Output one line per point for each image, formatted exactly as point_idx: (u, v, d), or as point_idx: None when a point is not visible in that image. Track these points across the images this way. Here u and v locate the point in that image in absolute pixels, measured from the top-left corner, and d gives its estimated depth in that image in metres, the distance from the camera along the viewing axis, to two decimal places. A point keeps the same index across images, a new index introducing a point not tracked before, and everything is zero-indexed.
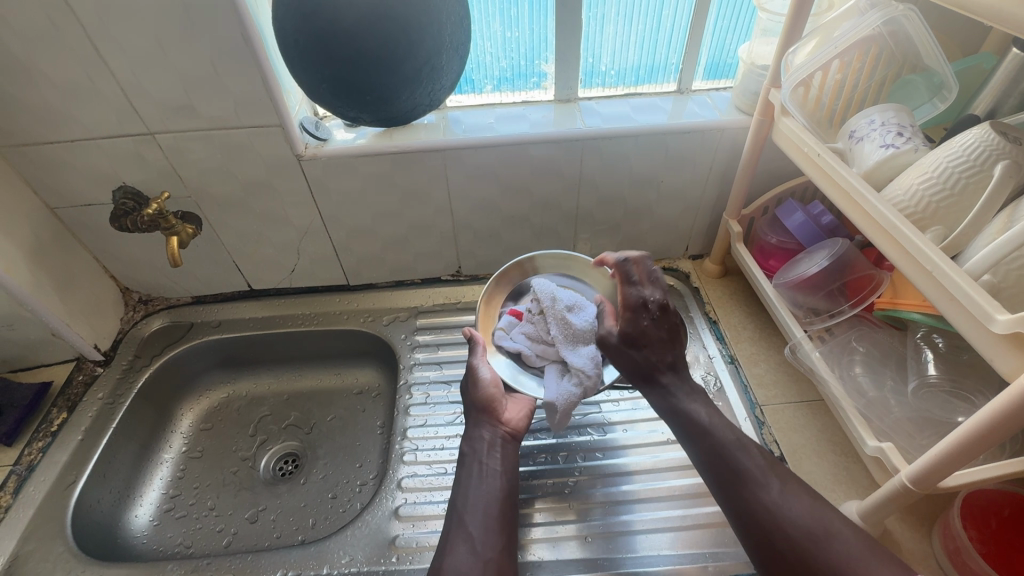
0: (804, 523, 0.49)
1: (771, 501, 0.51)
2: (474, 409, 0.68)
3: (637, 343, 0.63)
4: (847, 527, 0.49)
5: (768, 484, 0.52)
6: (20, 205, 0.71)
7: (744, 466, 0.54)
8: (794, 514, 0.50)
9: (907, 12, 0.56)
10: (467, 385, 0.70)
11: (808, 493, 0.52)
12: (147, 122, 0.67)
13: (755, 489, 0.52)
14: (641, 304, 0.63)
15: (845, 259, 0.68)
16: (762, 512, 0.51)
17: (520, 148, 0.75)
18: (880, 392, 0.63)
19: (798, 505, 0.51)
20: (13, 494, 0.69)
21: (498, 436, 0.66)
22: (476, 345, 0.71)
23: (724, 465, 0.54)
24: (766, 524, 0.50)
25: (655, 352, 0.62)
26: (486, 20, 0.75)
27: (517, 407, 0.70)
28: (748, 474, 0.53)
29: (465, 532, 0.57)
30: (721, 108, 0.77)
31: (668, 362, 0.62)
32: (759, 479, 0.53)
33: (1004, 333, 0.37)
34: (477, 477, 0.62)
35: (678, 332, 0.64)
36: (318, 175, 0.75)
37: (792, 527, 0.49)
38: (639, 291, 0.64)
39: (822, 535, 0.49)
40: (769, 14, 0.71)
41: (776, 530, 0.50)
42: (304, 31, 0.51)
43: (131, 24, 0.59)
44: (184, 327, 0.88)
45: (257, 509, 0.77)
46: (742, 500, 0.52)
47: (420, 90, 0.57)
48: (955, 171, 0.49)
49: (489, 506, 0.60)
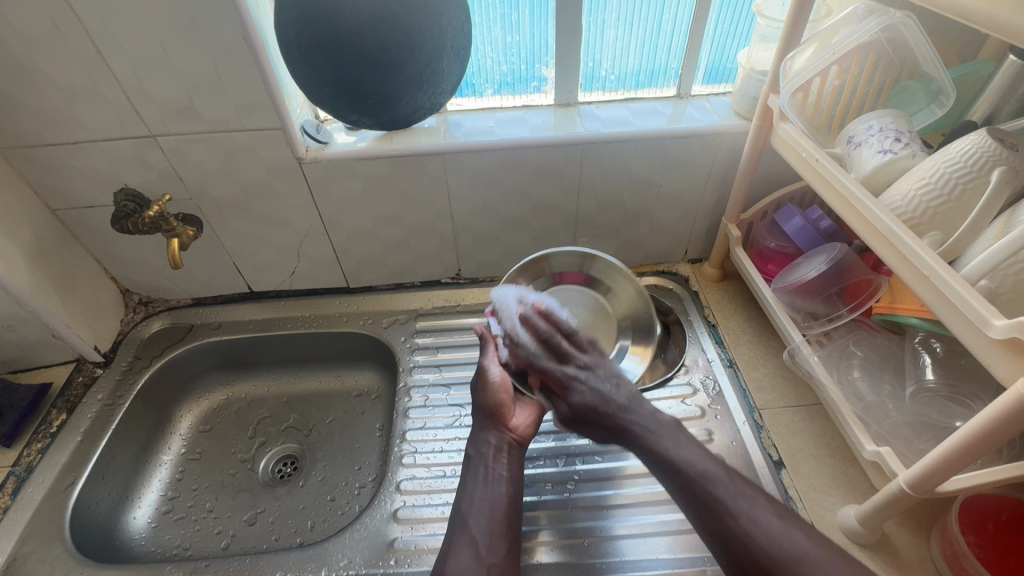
0: (772, 548, 0.48)
1: (742, 527, 0.49)
2: (482, 412, 0.68)
3: (586, 411, 0.62)
4: (812, 544, 0.48)
5: (737, 511, 0.50)
6: (22, 206, 0.71)
7: (715, 496, 0.52)
8: (764, 539, 0.48)
9: (905, 19, 0.56)
10: (478, 387, 0.70)
11: (778, 512, 0.50)
12: (149, 124, 0.67)
13: (726, 520, 0.50)
14: (566, 375, 0.64)
15: (845, 263, 0.68)
16: (733, 539, 0.49)
17: (520, 152, 0.75)
18: (879, 396, 0.63)
19: (774, 530, 0.49)
20: (11, 495, 0.69)
21: (505, 442, 0.66)
22: (488, 345, 0.72)
23: (695, 497, 0.52)
24: (737, 552, 0.49)
25: (605, 408, 0.61)
26: (486, 25, 0.75)
27: (525, 413, 0.70)
28: (718, 505, 0.51)
29: (468, 534, 0.57)
30: (720, 113, 0.78)
31: (621, 406, 0.60)
32: (730, 505, 0.51)
33: (1001, 338, 0.37)
34: (483, 481, 0.62)
35: (619, 383, 0.63)
36: (318, 178, 0.75)
37: (761, 552, 0.48)
38: (557, 367, 0.65)
39: (791, 561, 0.47)
40: (768, 20, 0.72)
41: (746, 557, 0.48)
42: (306, 35, 0.51)
43: (134, 27, 0.59)
44: (184, 328, 0.89)
45: (255, 511, 0.77)
46: (715, 529, 0.51)
47: (421, 93, 0.57)
48: (953, 177, 0.49)
49: (494, 511, 0.60)
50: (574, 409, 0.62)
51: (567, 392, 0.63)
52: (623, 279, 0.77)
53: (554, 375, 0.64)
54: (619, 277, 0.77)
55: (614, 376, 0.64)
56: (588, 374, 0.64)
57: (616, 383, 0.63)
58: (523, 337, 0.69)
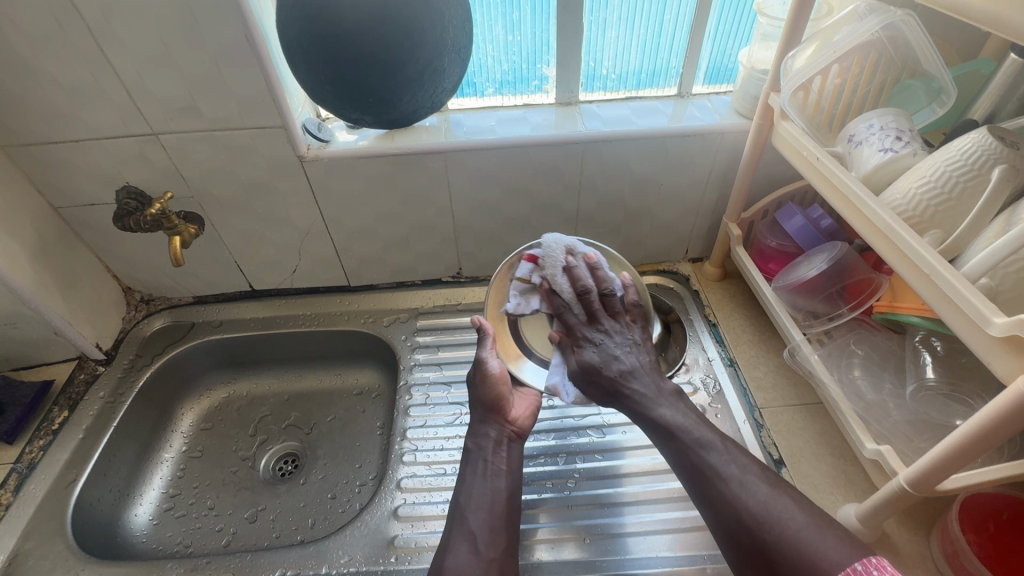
0: (758, 510, 0.48)
1: (730, 491, 0.50)
2: (482, 405, 0.68)
3: (591, 371, 0.63)
4: (801, 512, 0.48)
5: (728, 475, 0.51)
6: (24, 204, 0.71)
7: (706, 461, 0.53)
8: (753, 502, 0.49)
9: (906, 17, 0.56)
10: (476, 378, 0.70)
11: (768, 479, 0.51)
12: (151, 123, 0.68)
13: (716, 482, 0.52)
14: (583, 334, 0.65)
15: (844, 262, 0.68)
16: (722, 502, 0.50)
17: (521, 150, 0.75)
18: (879, 395, 0.63)
19: (765, 495, 0.49)
20: (13, 492, 0.69)
21: (504, 436, 0.67)
22: (484, 337, 0.70)
23: (688, 461, 0.54)
24: (725, 513, 0.50)
25: (610, 372, 0.62)
26: (488, 24, 0.75)
27: (523, 403, 0.71)
28: (710, 469, 0.52)
29: (467, 530, 0.58)
30: (721, 112, 0.78)
31: (629, 374, 0.61)
32: (723, 470, 0.52)
33: (1000, 336, 0.37)
34: (482, 475, 0.63)
35: (634, 352, 0.64)
36: (320, 176, 0.75)
37: (748, 514, 0.49)
38: (580, 323, 0.66)
39: (778, 523, 0.47)
40: (770, 19, 0.72)
41: (733, 520, 0.49)
42: (309, 34, 0.51)
43: (136, 25, 0.59)
44: (185, 327, 0.89)
45: (256, 509, 0.77)
46: (705, 492, 0.52)
47: (422, 92, 0.57)
48: (953, 175, 0.49)
49: (493, 504, 0.60)
50: (580, 366, 0.63)
51: (579, 349, 0.64)
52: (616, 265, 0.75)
53: (572, 330, 0.65)
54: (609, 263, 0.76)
55: (632, 344, 0.64)
56: (605, 338, 0.64)
57: (630, 351, 0.63)
58: (562, 285, 0.68)
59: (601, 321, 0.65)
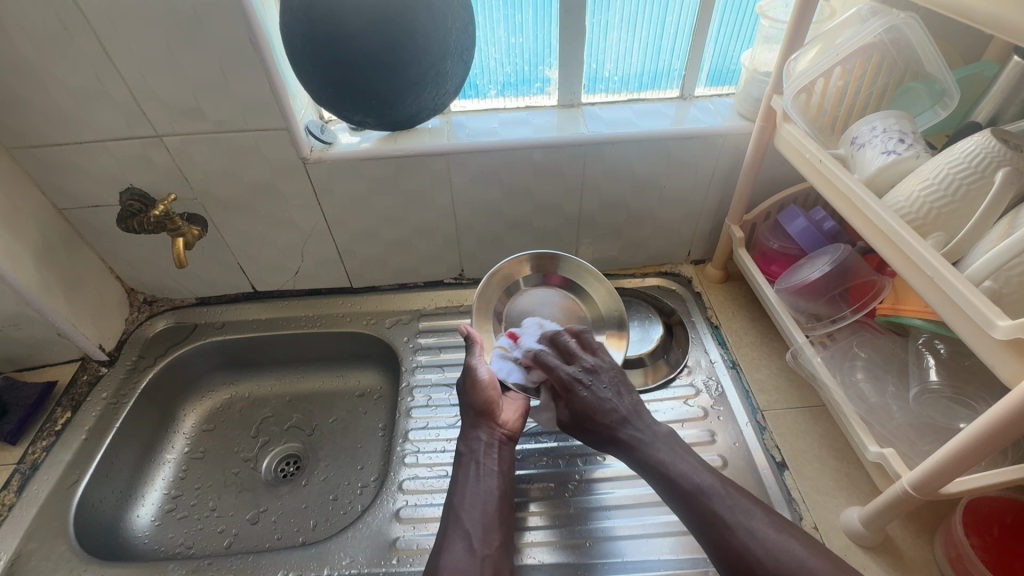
0: (769, 559, 0.49)
1: (738, 538, 0.51)
2: (472, 409, 0.68)
3: (585, 416, 0.62)
4: (806, 551, 0.49)
5: (734, 522, 0.52)
6: (29, 205, 0.72)
7: (710, 507, 0.53)
8: (761, 547, 0.50)
9: (908, 20, 0.57)
10: (465, 385, 0.69)
11: (774, 522, 0.52)
12: (155, 124, 0.68)
13: (722, 529, 0.52)
14: (570, 377, 0.63)
15: (848, 264, 0.67)
16: (729, 548, 0.51)
17: (523, 152, 0.75)
18: (882, 397, 0.63)
19: (770, 534, 0.51)
20: (16, 492, 0.69)
21: (496, 438, 0.66)
22: (472, 345, 0.71)
23: (694, 508, 0.54)
24: (731, 558, 0.51)
25: (604, 416, 0.61)
26: (490, 26, 0.75)
27: (511, 407, 0.71)
28: (716, 516, 0.52)
29: (462, 528, 0.58)
30: (723, 114, 0.78)
31: (622, 417, 0.61)
32: (729, 518, 0.52)
33: (1005, 339, 0.37)
34: (475, 477, 0.63)
35: (622, 392, 0.63)
36: (323, 178, 0.75)
37: (754, 558, 0.50)
38: (562, 368, 0.65)
39: (789, 569, 0.48)
40: (772, 22, 0.71)
41: (740, 563, 0.50)
42: (312, 35, 0.52)
43: (141, 28, 0.59)
44: (188, 328, 0.89)
45: (258, 510, 0.77)
46: (712, 539, 0.52)
47: (425, 93, 0.57)
48: (956, 178, 0.49)
49: (487, 505, 0.60)
50: (573, 413, 0.62)
51: (568, 394, 0.63)
52: (593, 280, 0.79)
53: (557, 374, 0.64)
54: (588, 278, 0.80)
55: (619, 383, 0.64)
56: (593, 381, 0.64)
57: (619, 392, 0.63)
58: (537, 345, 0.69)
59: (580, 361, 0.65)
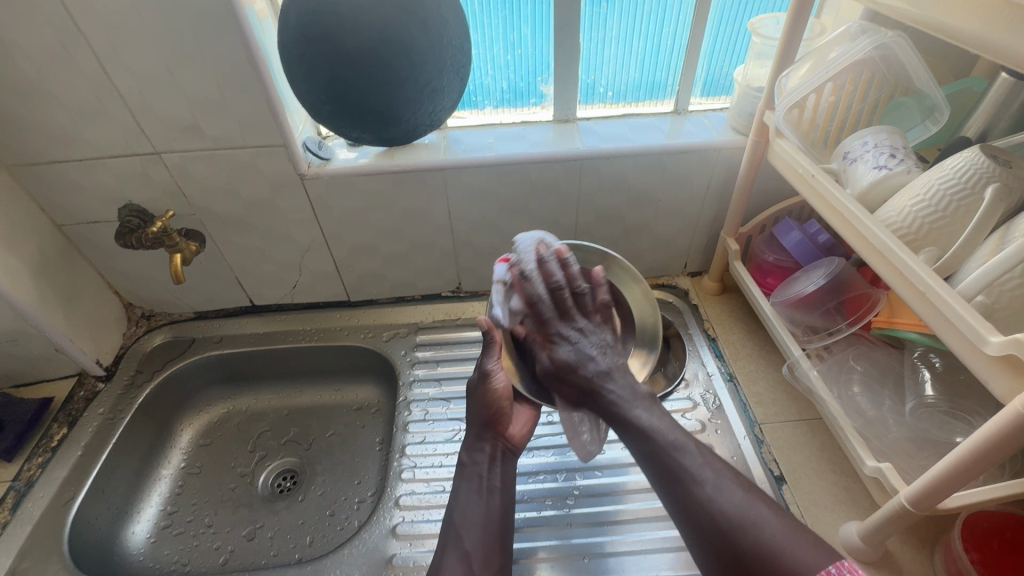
0: (734, 513, 0.44)
1: (705, 494, 0.45)
2: (480, 419, 0.66)
3: (564, 370, 0.56)
4: (775, 514, 0.44)
5: (703, 478, 0.46)
6: (28, 221, 0.72)
7: (681, 464, 0.47)
8: (728, 507, 0.44)
9: (896, 38, 0.57)
10: (477, 393, 0.67)
11: (743, 483, 0.46)
12: (154, 142, 0.69)
13: (690, 484, 0.46)
14: (558, 330, 0.57)
15: (843, 277, 0.68)
16: (696, 505, 0.45)
17: (519, 167, 0.76)
18: (879, 411, 0.63)
19: (716, 495, 0.45)
20: (11, 510, 0.69)
21: (498, 450, 0.66)
22: (490, 347, 0.65)
23: (660, 465, 0.48)
24: (699, 519, 0.45)
25: (584, 369, 0.55)
26: (488, 43, 0.76)
27: (521, 420, 0.70)
28: (682, 473, 0.47)
29: (460, 549, 0.57)
30: (718, 128, 0.78)
31: (600, 372, 0.54)
32: (694, 472, 0.47)
33: (997, 355, 0.37)
34: (476, 492, 0.62)
35: (608, 350, 0.57)
36: (321, 193, 0.76)
37: (724, 518, 0.44)
38: (553, 320, 0.58)
39: (750, 526, 0.43)
40: (763, 39, 0.72)
41: (708, 524, 0.44)
42: (308, 55, 0.52)
43: (141, 49, 0.60)
44: (185, 342, 0.89)
45: (254, 526, 0.77)
46: (679, 498, 0.46)
47: (421, 108, 0.58)
48: (946, 193, 0.49)
49: (488, 523, 0.60)
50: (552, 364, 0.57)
51: (551, 346, 0.57)
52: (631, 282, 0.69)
53: (549, 325, 0.58)
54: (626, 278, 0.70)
55: (607, 345, 0.57)
56: (582, 336, 0.57)
57: (605, 351, 0.57)
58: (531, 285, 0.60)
59: (578, 321, 0.58)
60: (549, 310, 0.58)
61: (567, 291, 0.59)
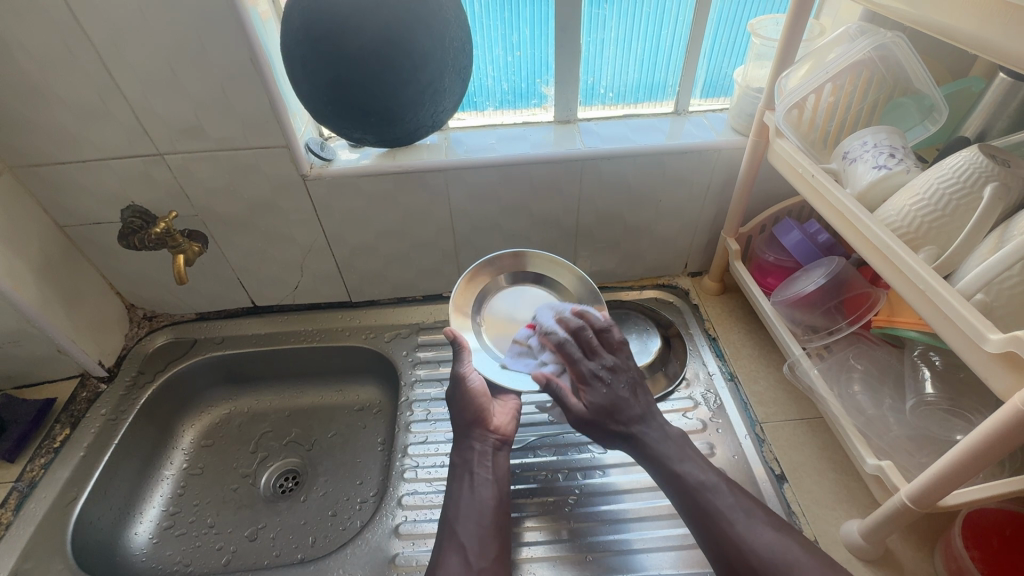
0: (766, 553, 0.51)
1: (738, 533, 0.52)
2: (464, 420, 0.68)
3: (603, 412, 0.61)
4: (806, 555, 0.50)
5: (734, 519, 0.53)
6: (31, 222, 0.72)
7: (713, 504, 0.54)
8: (759, 545, 0.51)
9: (895, 38, 0.58)
10: (455, 395, 0.69)
11: (773, 523, 0.53)
12: (157, 143, 0.69)
13: (722, 524, 0.53)
14: (591, 369, 0.63)
15: (842, 277, 0.68)
16: (730, 544, 0.52)
17: (520, 167, 0.76)
18: (879, 409, 0.63)
19: (746, 535, 0.52)
20: (14, 510, 0.69)
21: (489, 446, 0.67)
22: (461, 349, 0.68)
23: (694, 504, 0.55)
24: (731, 556, 0.52)
25: (620, 412, 0.61)
26: (488, 45, 0.77)
27: (504, 412, 0.71)
28: (715, 511, 0.54)
29: (457, 543, 0.58)
30: (718, 128, 0.79)
31: (637, 414, 0.62)
32: (728, 515, 0.53)
33: (997, 352, 0.38)
34: (468, 487, 0.63)
35: (636, 390, 0.64)
36: (323, 194, 0.76)
37: (755, 557, 0.51)
38: (583, 362, 0.64)
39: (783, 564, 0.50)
40: (762, 40, 0.72)
41: (741, 561, 0.51)
42: (312, 57, 0.53)
43: (144, 51, 0.61)
44: (187, 343, 0.89)
45: (257, 527, 0.77)
46: (713, 536, 0.53)
47: (423, 110, 0.59)
48: (946, 193, 0.50)
49: (482, 515, 0.61)
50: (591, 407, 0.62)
51: (586, 387, 0.63)
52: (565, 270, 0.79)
53: (579, 366, 0.64)
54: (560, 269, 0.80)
55: (634, 382, 0.64)
56: (612, 375, 0.64)
57: (635, 390, 0.63)
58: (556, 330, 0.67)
59: (604, 357, 0.65)
60: (574, 353, 0.65)
61: (590, 332, 0.66)
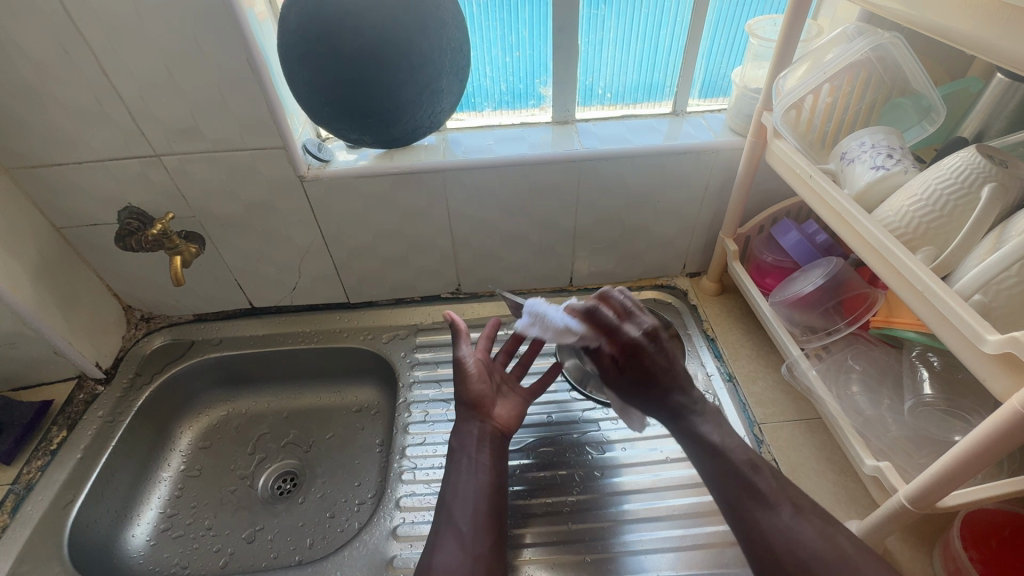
0: (815, 543, 0.49)
1: (782, 521, 0.51)
2: (465, 403, 0.68)
3: (647, 376, 0.63)
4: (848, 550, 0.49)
5: (778, 506, 0.52)
6: (28, 223, 0.72)
7: (757, 485, 0.54)
8: (808, 536, 0.50)
9: (893, 39, 0.58)
10: (459, 376, 0.69)
11: (823, 516, 0.51)
12: (154, 145, 0.69)
13: (762, 508, 0.52)
14: (635, 335, 0.63)
15: (841, 277, 0.68)
16: (776, 530, 0.51)
17: (518, 168, 0.76)
18: (877, 410, 0.63)
19: (792, 526, 0.50)
20: (11, 513, 0.69)
21: (487, 432, 0.67)
22: (460, 334, 0.70)
23: (738, 485, 0.55)
24: (775, 543, 0.50)
25: (664, 378, 0.63)
26: (486, 46, 0.77)
27: (509, 405, 0.71)
28: (759, 492, 0.54)
29: (454, 527, 0.58)
30: (716, 129, 0.79)
31: (677, 384, 0.63)
32: (772, 498, 0.53)
33: (995, 353, 0.38)
34: (466, 472, 0.63)
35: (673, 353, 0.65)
36: (321, 195, 0.76)
37: (803, 546, 0.49)
38: (624, 329, 0.63)
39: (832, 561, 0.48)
40: (761, 40, 0.72)
41: (787, 548, 0.50)
42: (309, 57, 0.53)
43: (141, 51, 0.61)
44: (185, 344, 0.89)
45: (254, 528, 0.77)
46: (753, 521, 0.52)
47: (421, 110, 0.58)
48: (944, 194, 0.50)
49: (478, 501, 0.60)
50: (637, 371, 0.63)
51: (632, 353, 0.63)
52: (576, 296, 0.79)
53: (623, 334, 0.63)
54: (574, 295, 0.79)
55: (670, 344, 0.65)
56: (655, 336, 0.64)
57: (672, 351, 0.65)
58: (583, 306, 0.65)
59: (641, 319, 0.65)
60: (612, 319, 0.63)
61: (618, 302, 0.66)
